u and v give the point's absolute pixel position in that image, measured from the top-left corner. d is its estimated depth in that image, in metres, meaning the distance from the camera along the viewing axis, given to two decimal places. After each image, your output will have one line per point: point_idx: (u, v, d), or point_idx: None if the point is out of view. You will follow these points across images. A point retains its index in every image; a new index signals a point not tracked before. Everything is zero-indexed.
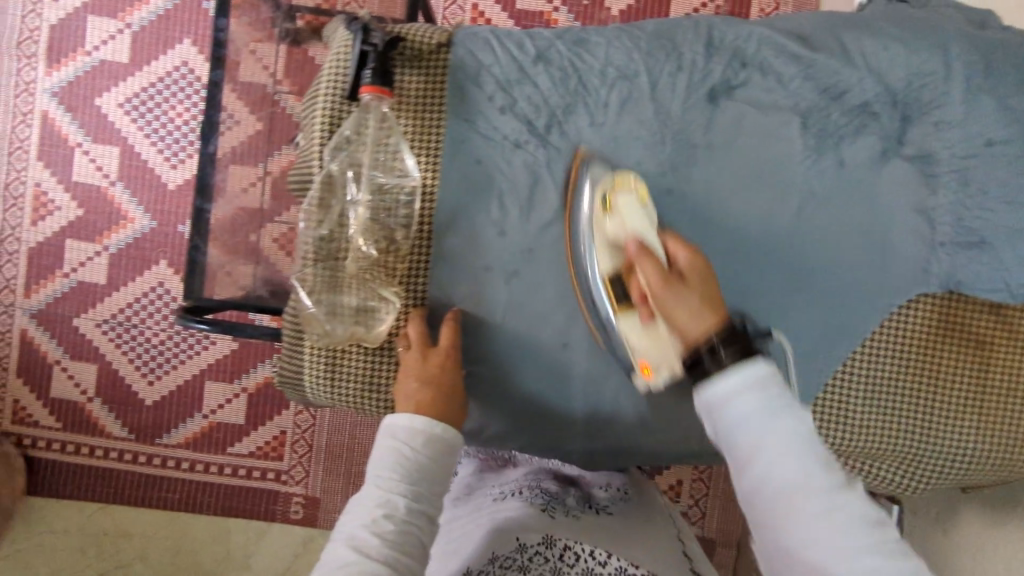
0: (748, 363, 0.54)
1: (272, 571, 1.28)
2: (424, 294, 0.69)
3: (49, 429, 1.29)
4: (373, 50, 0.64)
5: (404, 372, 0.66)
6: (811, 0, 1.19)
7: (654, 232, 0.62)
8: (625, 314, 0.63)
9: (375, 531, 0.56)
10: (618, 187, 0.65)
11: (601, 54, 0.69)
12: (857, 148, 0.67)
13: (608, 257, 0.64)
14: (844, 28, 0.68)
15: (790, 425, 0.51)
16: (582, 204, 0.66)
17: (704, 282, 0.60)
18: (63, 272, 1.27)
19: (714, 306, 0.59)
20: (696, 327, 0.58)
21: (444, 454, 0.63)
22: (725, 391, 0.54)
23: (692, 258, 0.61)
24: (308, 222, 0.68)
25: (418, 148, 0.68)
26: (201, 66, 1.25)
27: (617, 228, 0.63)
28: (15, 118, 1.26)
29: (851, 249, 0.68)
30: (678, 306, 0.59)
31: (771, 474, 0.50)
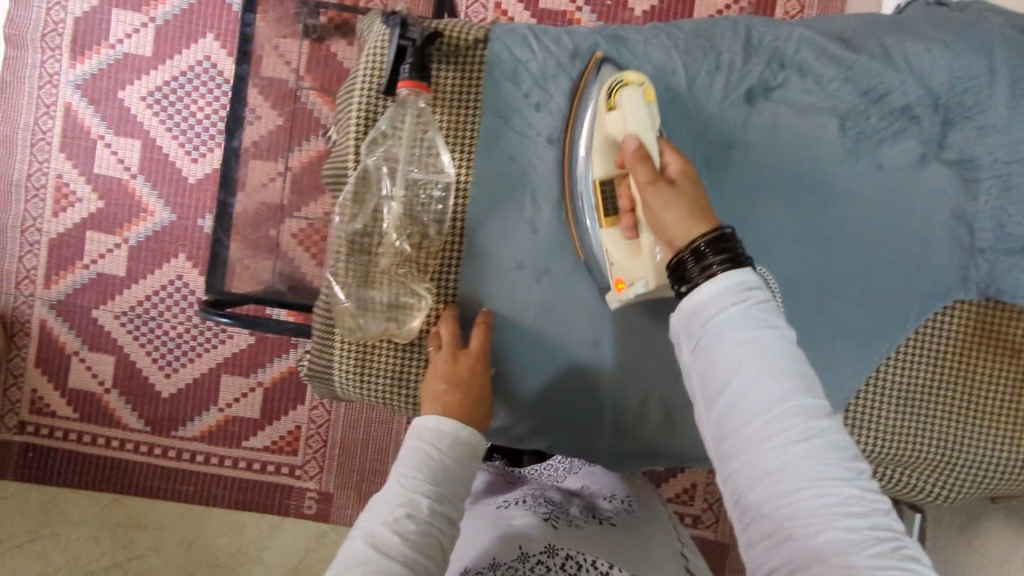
0: (735, 270, 0.51)
1: (284, 566, 1.27)
2: (455, 290, 0.70)
3: (65, 419, 1.29)
4: (412, 45, 0.64)
5: (433, 372, 0.66)
6: (836, 3, 1.18)
7: (649, 135, 0.60)
8: (609, 226, 0.64)
9: (397, 530, 0.55)
10: (626, 83, 0.63)
11: (639, 52, 0.69)
12: (895, 151, 0.67)
13: (606, 161, 0.63)
14: (885, 31, 0.68)
15: (773, 340, 0.49)
16: (591, 103, 0.66)
17: (696, 189, 0.57)
18: (84, 263, 1.28)
19: (703, 213, 0.55)
20: (680, 234, 0.54)
21: (469, 458, 0.62)
22: (709, 296, 0.51)
23: (683, 167, 0.58)
24: (342, 215, 0.69)
25: (453, 144, 0.69)
26: (226, 63, 1.26)
27: (618, 125, 0.62)
28: (38, 110, 1.27)
29: (889, 253, 0.67)
30: (662, 208, 0.56)
31: (751, 393, 0.48)
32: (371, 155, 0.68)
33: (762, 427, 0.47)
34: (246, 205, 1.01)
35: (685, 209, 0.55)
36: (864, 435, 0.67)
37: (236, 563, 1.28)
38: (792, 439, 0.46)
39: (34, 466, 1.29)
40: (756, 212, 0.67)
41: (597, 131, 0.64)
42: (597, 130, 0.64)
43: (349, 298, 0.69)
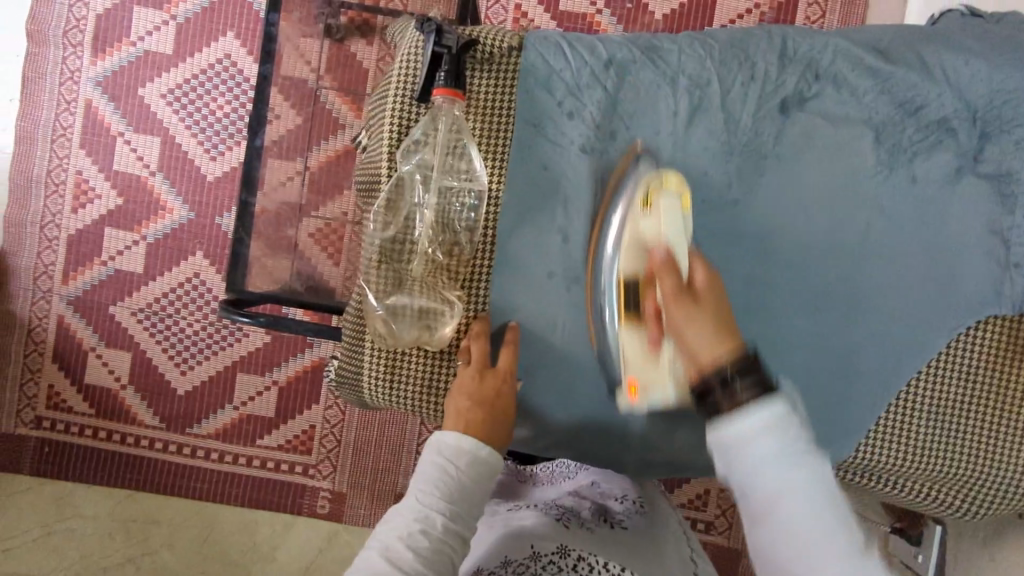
0: (770, 399, 0.46)
1: (297, 564, 1.27)
2: (486, 300, 0.70)
3: (81, 415, 1.30)
4: (447, 52, 0.64)
5: (458, 388, 0.65)
6: (860, 10, 1.16)
7: (680, 245, 0.58)
8: (630, 325, 0.60)
9: (410, 546, 0.55)
10: (663, 188, 0.62)
11: (673, 61, 0.69)
12: (929, 165, 0.67)
13: (631, 262, 0.60)
14: (924, 42, 0.68)
15: (814, 482, 0.45)
16: (623, 199, 0.65)
17: (723, 307, 0.54)
18: (102, 260, 1.28)
19: (731, 335, 0.51)
20: (706, 353, 0.51)
21: (488, 475, 0.62)
22: (744, 430, 0.47)
23: (711, 278, 0.55)
24: (376, 223, 0.69)
25: (486, 153, 0.70)
26: (249, 66, 1.25)
27: (650, 229, 0.60)
28: (58, 106, 1.26)
29: (920, 266, 0.67)
30: (687, 323, 0.52)
31: (796, 538, 0.45)
32: (405, 163, 0.69)
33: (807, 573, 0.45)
34: (266, 205, 1.00)
35: (711, 327, 0.51)
36: (892, 448, 0.67)
37: (249, 560, 1.28)
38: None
39: (50, 461, 1.30)
40: (787, 220, 0.69)
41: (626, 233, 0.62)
42: (626, 231, 0.62)
43: (382, 306, 0.69)
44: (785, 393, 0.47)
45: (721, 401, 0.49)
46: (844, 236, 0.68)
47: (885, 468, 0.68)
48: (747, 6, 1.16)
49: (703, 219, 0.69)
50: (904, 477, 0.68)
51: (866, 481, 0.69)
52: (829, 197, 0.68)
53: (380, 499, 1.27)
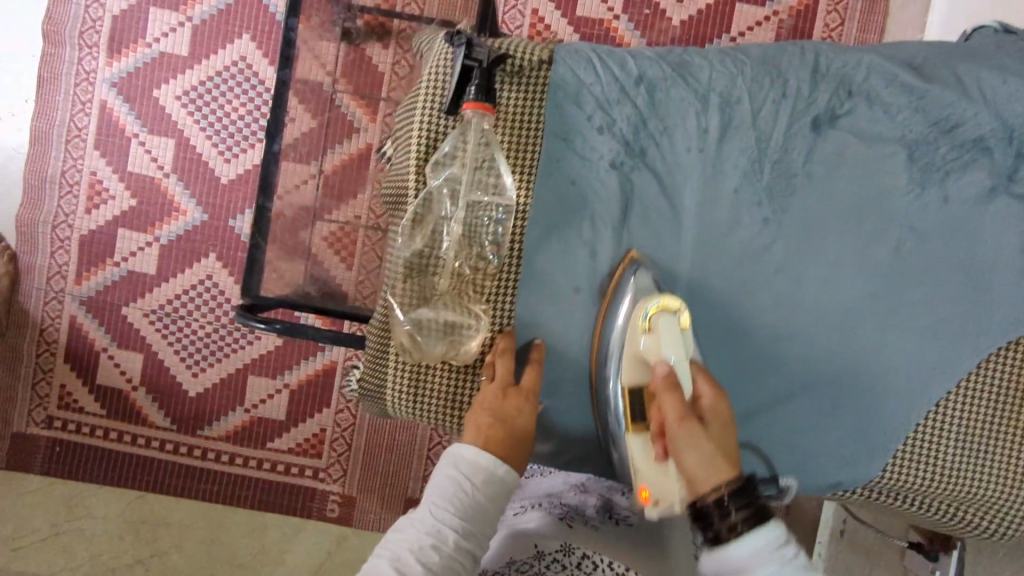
0: (762, 529, 0.53)
1: (306, 568, 1.22)
2: (511, 316, 0.70)
3: (93, 416, 1.24)
4: (478, 66, 0.65)
5: (480, 403, 0.64)
6: (877, 22, 1.15)
7: (682, 366, 0.63)
8: (637, 435, 0.63)
9: (420, 559, 0.53)
10: (663, 307, 0.64)
11: (704, 77, 0.69)
12: (962, 184, 0.67)
13: (637, 379, 0.65)
14: (958, 60, 0.69)
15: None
16: (622, 307, 0.67)
17: (722, 431, 0.60)
18: (115, 261, 1.23)
19: (728, 459, 0.58)
20: (703, 479, 0.57)
21: (505, 495, 0.60)
22: (742, 557, 0.52)
23: (715, 400, 0.62)
24: (402, 237, 0.69)
25: (515, 167, 0.70)
26: (267, 71, 1.21)
27: (652, 350, 0.64)
28: (74, 107, 1.22)
29: (951, 285, 0.68)
30: (686, 446, 0.58)
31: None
32: (434, 176, 0.69)
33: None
34: (283, 208, 1.00)
35: (710, 453, 0.58)
36: (922, 471, 0.67)
37: (259, 563, 1.22)
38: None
39: (60, 460, 1.24)
40: (824, 236, 0.68)
41: (629, 347, 0.66)
42: (629, 346, 0.66)
43: (408, 320, 0.69)
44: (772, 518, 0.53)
45: (721, 529, 0.55)
46: (876, 256, 0.68)
47: (912, 488, 0.68)
48: (765, 14, 1.15)
49: (736, 236, 0.69)
50: (930, 497, 0.68)
51: (891, 500, 0.70)
52: (862, 215, 0.68)
53: (390, 503, 1.22)
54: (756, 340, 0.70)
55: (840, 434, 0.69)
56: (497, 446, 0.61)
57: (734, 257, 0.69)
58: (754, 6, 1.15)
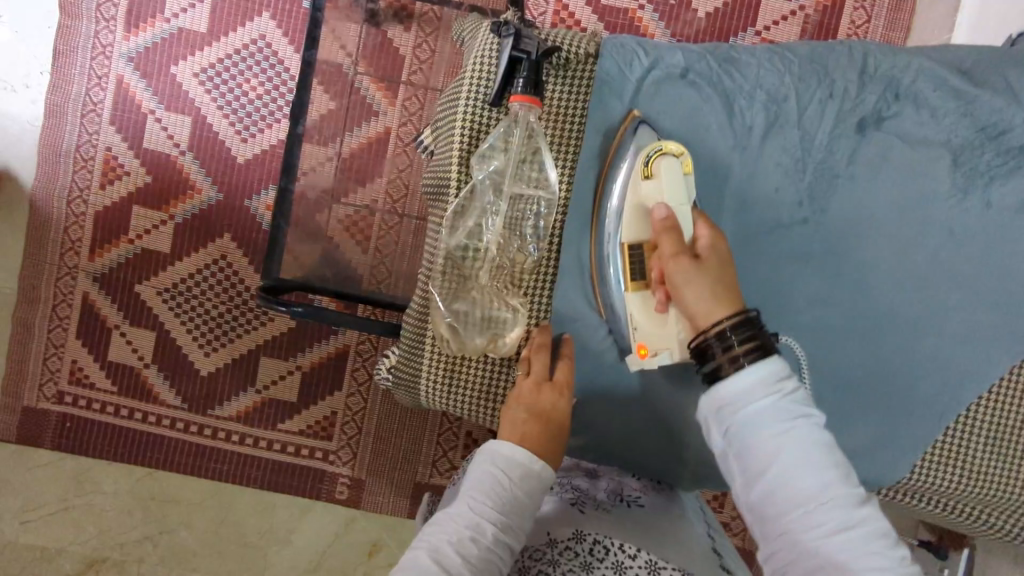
0: (764, 361, 0.54)
1: (314, 549, 1.23)
2: (547, 310, 0.72)
3: (105, 392, 1.23)
4: (527, 58, 0.65)
5: (516, 397, 0.66)
6: (903, 20, 1.13)
7: (683, 209, 0.62)
8: (636, 291, 0.64)
9: (459, 551, 0.54)
10: (664, 152, 0.64)
11: (750, 74, 0.69)
12: (1005, 189, 0.67)
13: (637, 228, 0.65)
14: (1008, 65, 0.69)
15: (807, 429, 0.52)
16: (624, 164, 0.67)
17: (721, 265, 0.59)
18: (129, 238, 1.22)
19: (727, 293, 0.58)
20: (703, 313, 0.58)
21: (541, 492, 0.61)
22: (742, 387, 0.54)
23: (714, 240, 0.61)
24: (445, 227, 0.71)
25: (558, 159, 0.71)
26: (287, 51, 1.20)
27: (654, 194, 0.63)
28: (90, 80, 1.20)
29: (986, 292, 0.68)
30: (686, 284, 0.58)
31: (786, 487, 0.51)
32: (479, 169, 0.70)
33: (801, 519, 0.50)
34: (305, 189, 1.00)
35: (708, 287, 0.58)
36: (947, 473, 0.69)
37: (266, 543, 1.23)
38: (832, 531, 0.49)
39: (71, 436, 1.22)
40: (863, 238, 0.69)
41: (631, 196, 0.65)
42: (630, 194, 0.65)
43: (447, 310, 0.72)
44: (778, 355, 0.54)
45: (722, 362, 0.55)
46: (913, 260, 0.68)
47: (940, 491, 0.70)
48: (791, 9, 1.13)
49: (777, 236, 0.69)
50: (954, 499, 0.71)
51: (920, 502, 0.72)
52: (904, 219, 0.68)
53: (400, 488, 1.22)
54: (791, 340, 0.69)
55: (870, 436, 0.69)
56: (535, 441, 0.63)
57: (774, 257, 0.69)
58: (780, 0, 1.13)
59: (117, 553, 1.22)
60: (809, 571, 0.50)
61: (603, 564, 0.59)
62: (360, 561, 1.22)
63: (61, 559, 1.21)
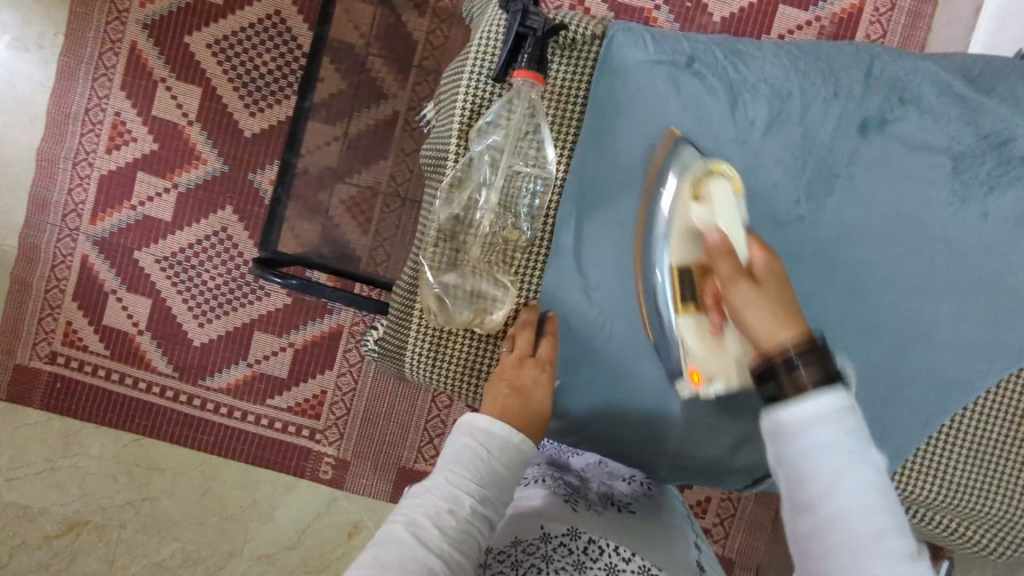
0: (830, 389, 0.46)
1: (294, 527, 1.23)
2: (534, 290, 0.73)
3: (97, 355, 1.23)
4: (533, 34, 0.65)
5: (499, 375, 0.67)
6: (918, 40, 1.12)
7: (736, 228, 0.57)
8: (689, 315, 0.60)
9: (437, 523, 0.54)
10: (716, 176, 0.62)
11: (756, 68, 0.69)
12: (1004, 200, 0.67)
13: (687, 248, 0.61)
14: (1015, 77, 0.69)
15: (872, 472, 0.44)
16: (669, 183, 0.66)
17: (781, 288, 0.52)
18: (131, 204, 1.22)
19: (791, 318, 0.51)
20: (766, 338, 0.50)
21: (518, 465, 0.61)
22: (807, 414, 0.46)
23: (770, 261, 0.54)
24: (441, 199, 0.71)
25: (558, 139, 0.72)
26: (301, 28, 1.20)
27: (702, 216, 0.60)
28: (103, 44, 1.20)
29: (979, 303, 0.68)
30: (746, 305, 0.51)
31: (840, 530, 0.43)
32: (477, 142, 0.71)
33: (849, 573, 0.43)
34: (309, 164, 1.00)
35: (773, 307, 0.51)
36: (928, 483, 0.69)
37: (247, 517, 1.23)
38: None
39: (61, 398, 1.22)
40: (859, 241, 0.69)
41: (678, 220, 0.63)
42: (678, 217, 0.63)
43: (436, 283, 0.72)
44: (846, 384, 0.47)
45: (785, 385, 0.48)
46: (907, 267, 0.68)
47: (921, 500, 0.70)
48: (808, 18, 1.12)
49: (771, 233, 0.69)
50: (936, 511, 0.71)
51: None
52: (901, 225, 0.68)
53: (383, 471, 1.22)
54: None
55: None
56: (515, 417, 0.62)
57: None
58: (797, 9, 1.13)
59: (98, 517, 1.22)
60: None
61: (597, 564, 0.59)
62: (338, 541, 1.22)
63: (42, 519, 1.21)
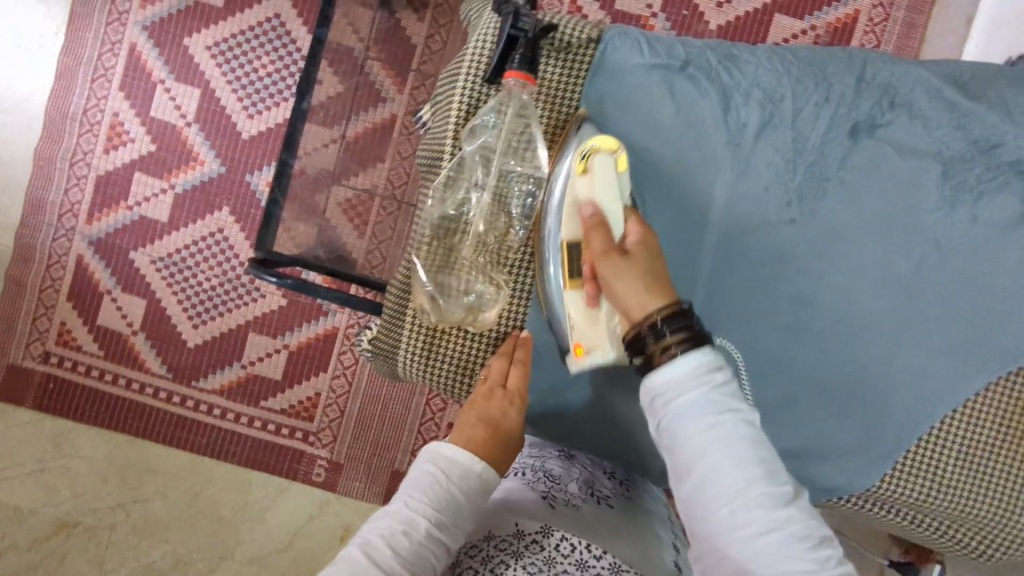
0: (693, 353, 0.54)
1: (286, 529, 1.22)
2: (522, 319, 0.74)
3: (91, 355, 1.23)
4: (523, 36, 0.65)
5: (471, 404, 0.69)
6: (912, 50, 1.13)
7: (615, 208, 0.64)
8: (573, 287, 0.66)
9: (390, 544, 0.56)
10: (598, 149, 0.66)
11: (749, 73, 0.70)
12: (994, 205, 0.68)
13: (574, 224, 0.66)
14: (1004, 85, 0.70)
15: (733, 424, 0.52)
16: (562, 163, 0.68)
17: (651, 260, 0.61)
18: (128, 204, 1.22)
19: (660, 288, 0.59)
20: (637, 306, 0.58)
21: (482, 493, 0.62)
22: (671, 379, 0.55)
23: (642, 237, 0.62)
24: (433, 198, 0.72)
25: (550, 141, 0.72)
26: (300, 31, 1.21)
27: (585, 190, 0.65)
28: (103, 46, 1.20)
29: (965, 303, 0.69)
30: (615, 277, 0.60)
31: (713, 480, 0.51)
32: (469, 142, 0.71)
33: (724, 516, 0.50)
34: (306, 167, 0.99)
35: (641, 279, 0.59)
36: (916, 485, 0.69)
37: (240, 519, 1.22)
38: (756, 527, 0.49)
39: (54, 398, 1.22)
40: (847, 245, 0.69)
41: (567, 196, 0.67)
42: (564, 193, 0.67)
43: (430, 282, 0.72)
44: (708, 345, 0.55)
45: (654, 353, 0.57)
46: (897, 270, 0.69)
47: (908, 502, 0.70)
48: (803, 27, 1.14)
49: (760, 236, 0.70)
50: (923, 512, 0.71)
51: (883, 512, 0.72)
52: (890, 229, 0.69)
53: (377, 473, 1.22)
54: (766, 343, 0.71)
55: (841, 438, 0.70)
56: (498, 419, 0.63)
57: (755, 257, 0.70)
58: (793, 19, 1.14)
59: (89, 518, 1.21)
60: (733, 568, 0.50)
61: (566, 560, 0.59)
62: (331, 544, 1.21)
63: (32, 520, 1.20)
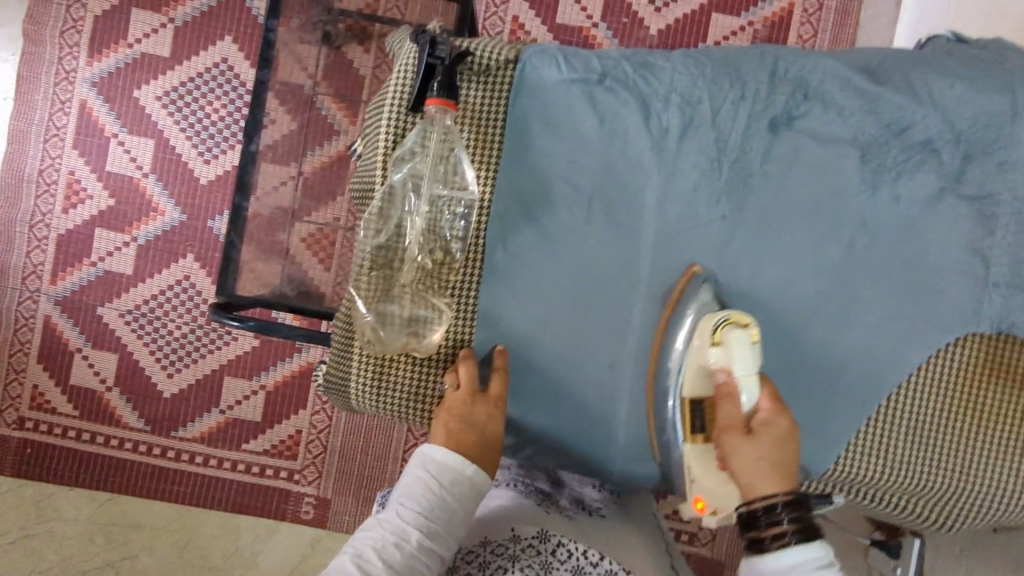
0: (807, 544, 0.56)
1: (279, 571, 1.21)
2: (467, 338, 0.74)
3: (65, 416, 1.21)
4: (440, 64, 0.68)
5: (447, 409, 0.68)
6: (849, 36, 1.16)
7: (748, 381, 0.63)
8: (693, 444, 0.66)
9: (382, 555, 0.59)
10: (731, 322, 0.65)
11: (666, 79, 0.72)
12: (913, 184, 0.70)
13: (700, 386, 0.67)
14: (911, 66, 0.71)
15: None
16: (685, 324, 0.69)
17: (777, 445, 0.60)
18: (91, 260, 1.21)
19: (783, 473, 0.59)
20: (757, 486, 0.59)
21: (472, 497, 0.65)
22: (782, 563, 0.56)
23: (773, 412, 0.62)
24: (367, 230, 0.73)
25: (477, 163, 0.73)
26: (248, 72, 1.22)
27: (718, 361, 0.65)
28: (52, 106, 1.21)
29: (893, 282, 0.71)
30: (734, 457, 0.60)
31: None
32: (397, 170, 0.72)
33: None
34: (260, 208, 1.00)
35: (763, 467, 0.59)
36: (872, 462, 0.70)
37: (232, 566, 1.21)
38: None
39: (32, 463, 1.21)
40: (779, 236, 0.71)
41: (694, 358, 0.67)
42: (693, 356, 0.67)
43: (371, 311, 0.72)
44: (821, 537, 0.57)
45: (768, 538, 0.57)
46: (830, 256, 0.71)
47: (868, 481, 0.71)
48: (740, 24, 1.17)
49: (695, 235, 0.72)
50: (883, 490, 0.72)
51: (846, 493, 0.73)
52: (818, 217, 0.71)
53: (366, 504, 1.21)
54: None
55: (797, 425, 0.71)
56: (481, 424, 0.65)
57: (694, 255, 0.72)
58: (730, 16, 1.17)
59: None
60: None
61: (564, 565, 0.63)
62: None
63: None
